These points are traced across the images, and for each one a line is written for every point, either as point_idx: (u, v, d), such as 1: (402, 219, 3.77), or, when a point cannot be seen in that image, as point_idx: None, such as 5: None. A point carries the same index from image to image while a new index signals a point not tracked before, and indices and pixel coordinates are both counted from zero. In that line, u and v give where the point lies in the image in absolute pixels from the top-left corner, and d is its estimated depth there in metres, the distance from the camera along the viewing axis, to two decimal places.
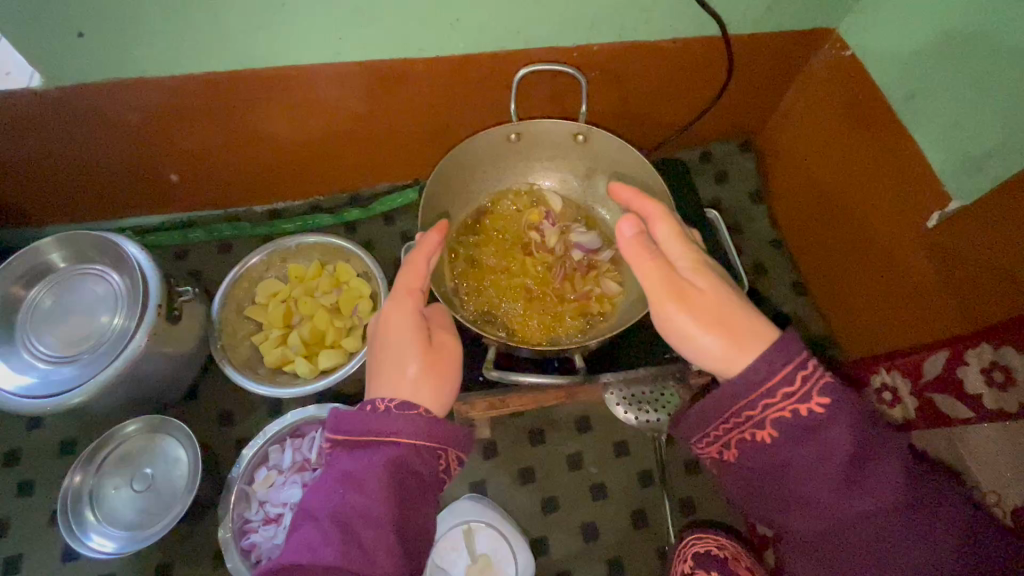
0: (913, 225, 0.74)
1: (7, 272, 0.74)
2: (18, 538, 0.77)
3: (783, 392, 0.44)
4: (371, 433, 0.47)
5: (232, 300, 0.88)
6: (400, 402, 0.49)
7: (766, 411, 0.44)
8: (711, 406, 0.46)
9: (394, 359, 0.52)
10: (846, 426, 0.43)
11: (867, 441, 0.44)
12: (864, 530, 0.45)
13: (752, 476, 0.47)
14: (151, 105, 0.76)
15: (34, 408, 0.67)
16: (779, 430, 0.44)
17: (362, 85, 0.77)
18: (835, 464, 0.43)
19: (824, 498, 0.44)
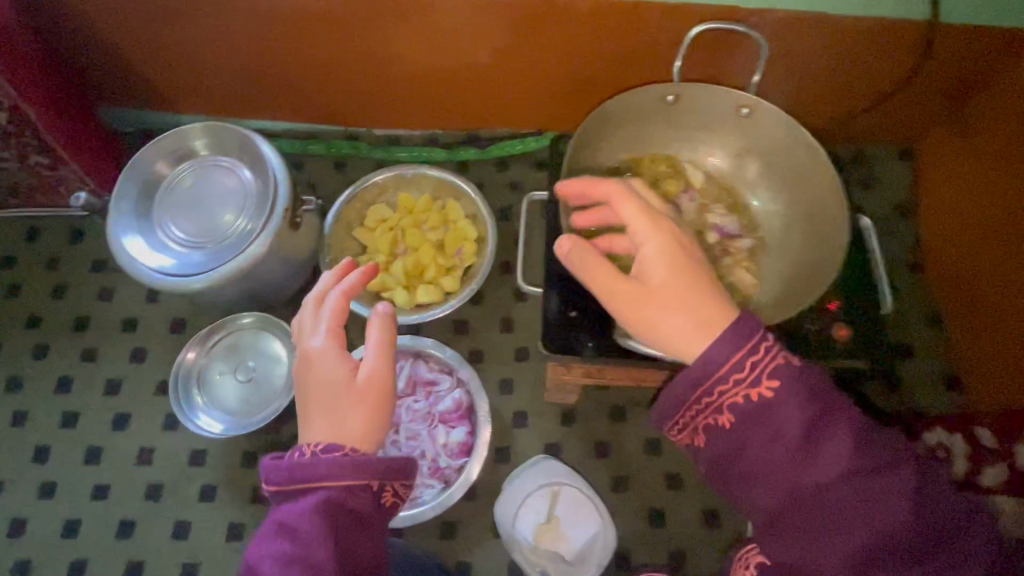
0: None
1: (157, 148, 0.77)
2: (128, 398, 0.84)
3: (734, 377, 0.40)
4: (307, 477, 0.44)
5: (343, 219, 0.89)
6: (326, 445, 0.46)
7: (722, 396, 0.41)
8: (666, 398, 0.43)
9: (321, 391, 0.50)
10: (800, 399, 0.39)
11: (824, 404, 0.40)
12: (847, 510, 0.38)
13: (720, 461, 0.42)
14: (307, 6, 0.75)
15: (165, 285, 0.71)
16: (736, 411, 0.41)
17: (517, 17, 0.74)
18: (784, 432, 0.39)
19: (790, 480, 0.39)
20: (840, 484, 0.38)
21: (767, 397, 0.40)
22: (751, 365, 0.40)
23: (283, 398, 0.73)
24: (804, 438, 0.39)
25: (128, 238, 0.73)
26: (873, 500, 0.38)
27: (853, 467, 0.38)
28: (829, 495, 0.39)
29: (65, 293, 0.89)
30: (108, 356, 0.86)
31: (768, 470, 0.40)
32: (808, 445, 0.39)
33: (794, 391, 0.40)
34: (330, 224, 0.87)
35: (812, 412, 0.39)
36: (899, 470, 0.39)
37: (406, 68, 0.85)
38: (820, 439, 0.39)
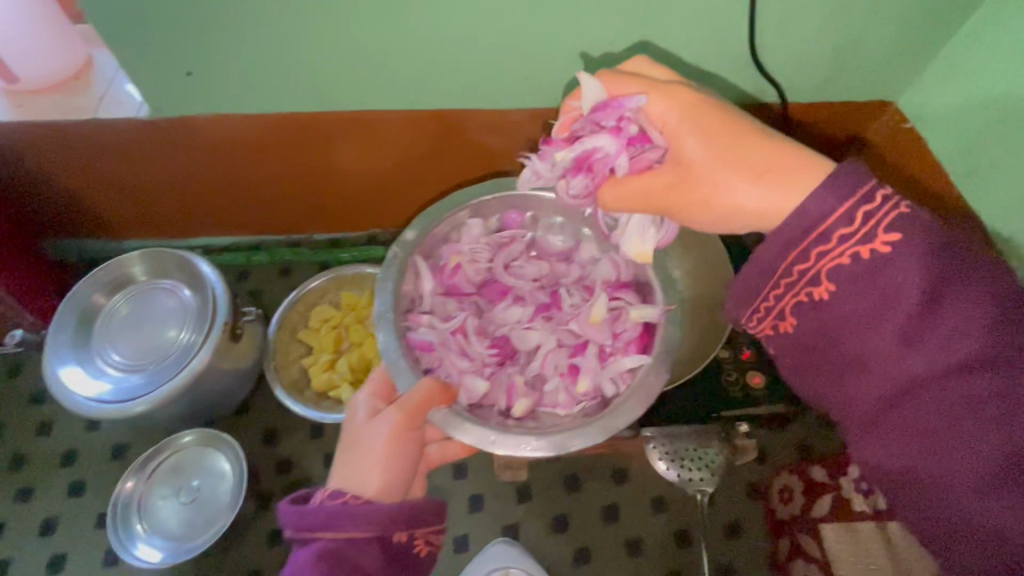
0: None
1: (95, 280, 0.79)
2: (65, 535, 0.80)
3: (839, 234, 0.42)
4: (316, 519, 0.52)
5: (286, 323, 0.91)
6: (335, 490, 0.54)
7: (820, 261, 0.43)
8: (750, 276, 0.47)
9: (356, 459, 0.56)
10: (918, 260, 0.40)
11: (945, 275, 0.40)
12: None
13: (820, 344, 0.45)
14: (241, 138, 0.83)
15: (96, 412, 0.71)
16: (842, 279, 0.42)
17: (431, 131, 0.84)
18: (921, 326, 0.40)
19: (920, 368, 0.40)
20: (982, 382, 0.38)
21: (884, 254, 0.41)
22: (865, 216, 0.41)
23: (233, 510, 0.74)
24: (983, 321, 0.38)
25: (63, 370, 0.74)
26: (1000, 358, 0.38)
27: (968, 357, 0.38)
28: (984, 416, 0.38)
29: None
30: (43, 493, 0.83)
31: (902, 370, 0.41)
32: (932, 337, 0.40)
33: (916, 265, 0.40)
34: (274, 329, 0.89)
35: (929, 283, 0.40)
36: (1015, 361, 0.38)
37: (348, 182, 0.93)
38: (926, 318, 0.40)
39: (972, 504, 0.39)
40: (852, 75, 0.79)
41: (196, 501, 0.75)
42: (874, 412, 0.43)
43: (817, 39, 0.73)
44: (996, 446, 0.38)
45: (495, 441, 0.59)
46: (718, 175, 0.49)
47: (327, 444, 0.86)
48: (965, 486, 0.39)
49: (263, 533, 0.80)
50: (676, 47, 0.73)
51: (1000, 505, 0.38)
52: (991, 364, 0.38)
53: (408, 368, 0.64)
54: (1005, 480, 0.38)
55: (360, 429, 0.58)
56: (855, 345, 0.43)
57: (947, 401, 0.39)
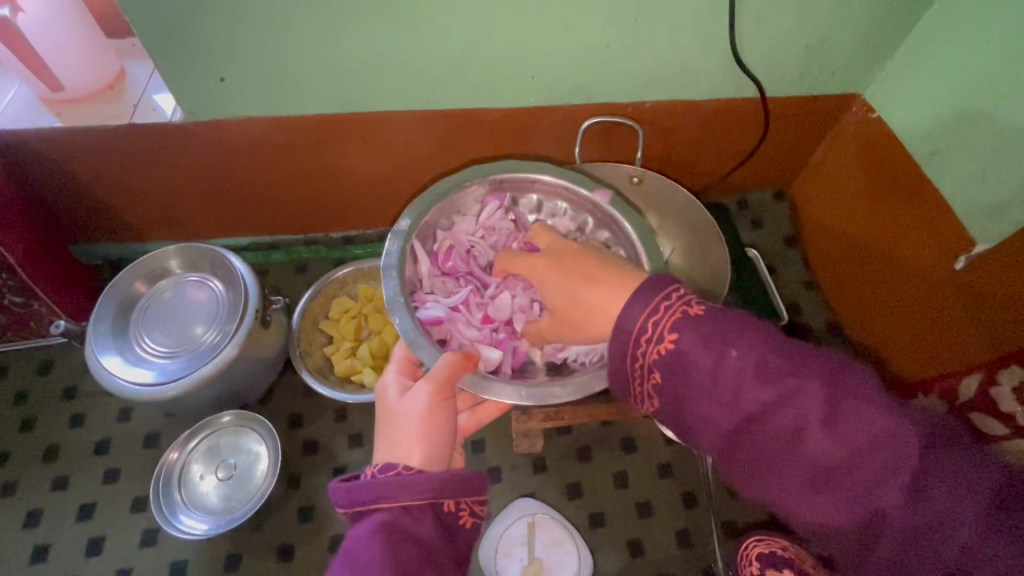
0: (920, 241, 0.87)
1: (132, 273, 0.84)
2: (102, 520, 0.84)
3: (645, 338, 0.45)
4: (373, 497, 0.53)
5: (309, 313, 0.95)
6: (384, 466, 0.56)
7: (647, 352, 0.45)
8: (612, 368, 0.48)
9: (399, 431, 0.57)
10: (695, 335, 0.43)
11: (717, 339, 0.43)
12: (846, 457, 0.40)
13: (664, 413, 0.47)
14: (265, 140, 0.89)
15: (141, 396, 0.76)
16: (661, 368, 0.44)
17: (445, 129, 0.91)
18: (722, 391, 0.42)
19: (723, 426, 0.43)
20: (790, 418, 0.41)
21: (673, 347, 0.44)
22: (665, 309, 0.45)
23: (266, 487, 0.79)
24: (760, 378, 0.41)
25: (105, 359, 0.78)
26: (785, 407, 0.41)
27: (764, 402, 0.41)
28: (805, 446, 0.41)
29: (32, 426, 0.90)
30: (79, 482, 0.86)
31: (716, 426, 0.44)
32: (730, 394, 0.42)
33: (691, 338, 0.43)
34: (297, 319, 0.93)
35: (705, 351, 0.43)
36: (807, 391, 0.40)
37: (362, 180, 1.00)
38: (726, 374, 0.42)
39: (849, 526, 0.41)
40: (823, 71, 0.88)
41: (231, 478, 0.81)
42: (721, 462, 0.46)
43: (790, 37, 0.81)
44: (824, 470, 0.40)
45: (504, 392, 0.60)
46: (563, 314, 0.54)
47: (351, 426, 0.91)
48: (825, 506, 0.41)
49: (293, 510, 0.85)
50: (665, 46, 0.80)
51: (866, 513, 0.40)
52: (795, 404, 0.41)
53: (429, 343, 0.62)
54: (858, 493, 0.40)
55: (394, 408, 0.60)
56: (687, 411, 0.45)
57: (758, 447, 0.43)
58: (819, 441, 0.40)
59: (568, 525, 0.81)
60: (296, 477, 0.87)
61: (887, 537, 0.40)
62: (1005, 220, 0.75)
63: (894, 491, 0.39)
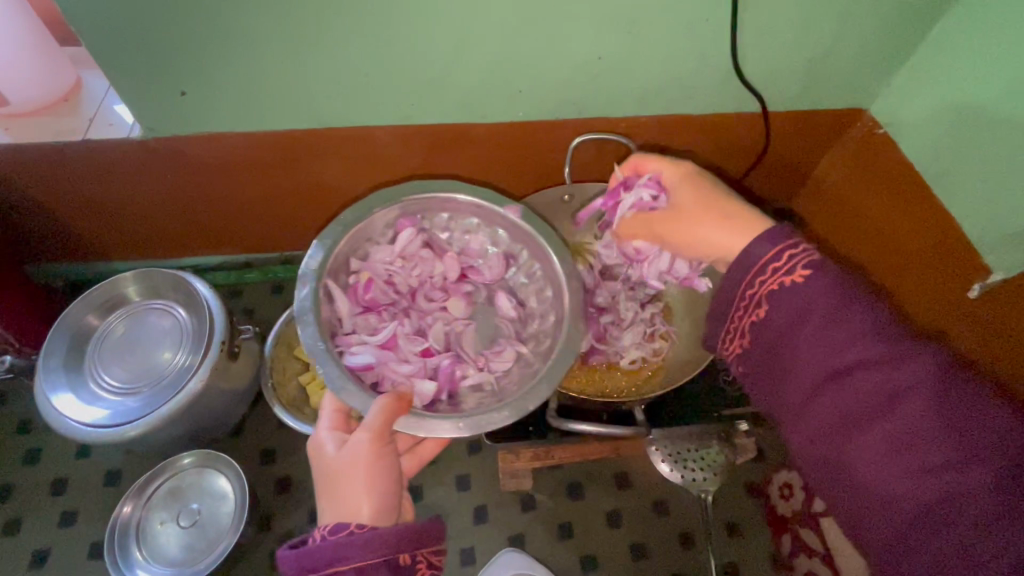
0: (936, 270, 0.82)
1: (86, 302, 0.78)
2: (56, 568, 0.78)
3: (772, 267, 0.49)
4: (326, 559, 0.49)
5: (284, 339, 0.89)
6: (332, 527, 0.51)
7: (762, 286, 0.49)
8: (724, 299, 0.53)
9: (342, 488, 0.54)
10: (827, 282, 0.46)
11: (842, 297, 0.46)
12: (929, 431, 0.41)
13: (760, 357, 0.51)
14: (234, 156, 0.83)
15: (94, 438, 0.70)
16: (772, 300, 0.49)
17: (427, 145, 0.85)
18: (825, 339, 0.45)
19: (814, 374, 0.46)
20: (890, 378, 0.43)
21: (799, 281, 0.47)
22: (789, 255, 0.48)
23: (231, 536, 0.73)
24: (875, 336, 0.44)
25: (55, 398, 0.72)
26: (884, 369, 0.43)
27: (866, 359, 0.44)
28: (896, 407, 0.42)
29: None
30: (32, 525, 0.80)
31: (809, 372, 0.47)
32: (835, 344, 0.45)
33: (821, 286, 0.46)
34: (270, 347, 0.87)
35: (831, 298, 0.46)
36: (917, 362, 0.42)
37: (340, 197, 0.94)
38: (837, 325, 0.45)
39: (906, 507, 0.41)
40: (828, 85, 0.83)
41: (194, 526, 0.75)
42: (797, 415, 0.48)
43: (793, 49, 0.76)
44: (905, 436, 0.42)
45: (441, 426, 0.55)
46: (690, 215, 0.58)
47: None
48: (895, 473, 0.42)
49: (264, 555, 0.79)
50: (662, 59, 0.75)
51: (931, 492, 0.40)
52: (895, 368, 0.42)
53: (359, 389, 0.56)
54: (931, 468, 0.40)
55: (334, 460, 0.55)
56: (783, 354, 0.49)
57: (841, 403, 0.45)
58: (902, 406, 0.42)
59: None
60: (268, 518, 0.81)
61: (948, 521, 0.39)
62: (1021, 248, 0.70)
63: (976, 483, 0.39)
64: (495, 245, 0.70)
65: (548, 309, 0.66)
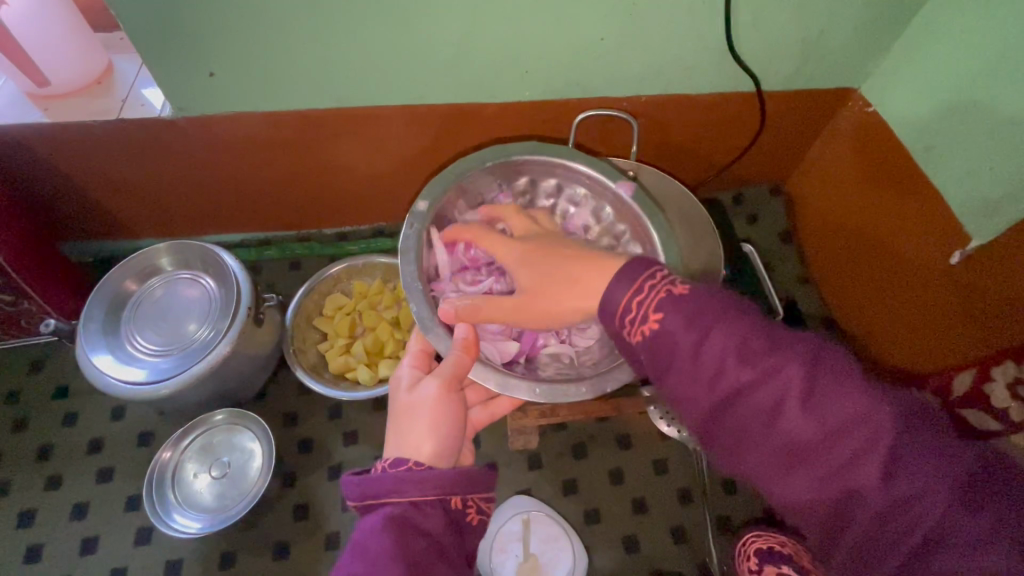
0: (919, 236, 0.86)
1: (122, 271, 0.84)
2: (96, 519, 0.83)
3: (637, 305, 0.46)
4: (385, 489, 0.52)
5: (303, 310, 0.95)
6: (395, 460, 0.55)
7: (637, 322, 0.45)
8: (617, 336, 0.49)
9: (409, 426, 0.58)
10: (677, 313, 0.43)
11: (702, 318, 0.43)
12: (824, 434, 0.38)
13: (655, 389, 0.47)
14: (257, 135, 0.88)
15: (133, 395, 0.76)
16: (644, 345, 0.45)
17: (438, 124, 0.90)
18: (702, 364, 0.42)
19: (707, 404, 0.42)
20: (774, 394, 0.40)
21: (657, 327, 0.44)
22: (648, 290, 0.46)
23: (261, 485, 0.79)
24: (731, 354, 0.41)
25: (96, 358, 0.77)
26: (762, 384, 0.40)
27: (741, 381, 0.40)
28: (781, 421, 0.40)
29: (25, 424, 0.89)
30: (72, 481, 0.86)
31: (696, 402, 0.43)
32: (710, 372, 0.42)
33: (677, 319, 0.43)
34: (291, 316, 0.93)
35: (688, 331, 0.42)
36: (783, 365, 0.40)
37: (355, 174, 0.98)
38: (708, 349, 0.42)
39: (826, 506, 0.39)
40: (820, 65, 0.87)
41: (225, 476, 0.81)
42: (710, 442, 0.44)
43: (786, 30, 0.80)
44: (801, 445, 0.39)
45: (515, 385, 0.61)
46: (539, 292, 0.55)
47: (346, 423, 0.91)
48: (806, 486, 0.40)
49: (288, 507, 0.84)
50: (661, 40, 0.80)
51: (842, 497, 0.38)
52: (770, 379, 0.40)
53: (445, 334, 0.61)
54: (834, 473, 0.38)
55: (404, 402, 0.60)
56: (670, 386, 0.44)
57: (738, 425, 0.41)
58: (790, 417, 0.39)
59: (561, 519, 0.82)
60: (292, 474, 0.87)
61: (859, 520, 0.38)
62: (999, 215, 0.75)
63: (873, 472, 0.37)
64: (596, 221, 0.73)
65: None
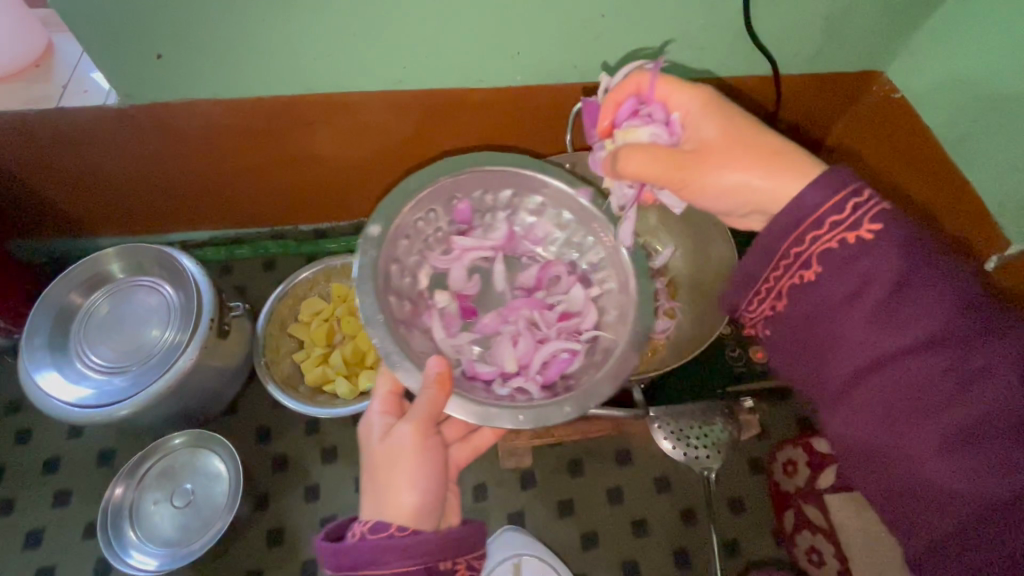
0: (957, 240, 0.78)
1: (69, 280, 0.76)
2: (52, 547, 0.77)
3: (832, 220, 0.42)
4: (361, 560, 0.46)
5: (276, 316, 0.87)
6: (372, 525, 0.49)
7: (812, 245, 0.42)
8: (769, 254, 0.45)
9: (386, 481, 0.51)
10: (894, 243, 0.40)
11: (912, 260, 0.40)
12: (1013, 421, 0.37)
13: (804, 321, 0.44)
14: (219, 125, 0.79)
15: (82, 419, 0.68)
16: (824, 264, 0.42)
17: (419, 113, 0.81)
18: (898, 309, 0.39)
19: (885, 350, 0.40)
20: (972, 360, 0.38)
21: (868, 241, 0.41)
22: (854, 207, 0.41)
23: (226, 515, 0.72)
24: (934, 304, 0.39)
25: (41, 378, 0.70)
26: (961, 346, 0.38)
27: (939, 336, 0.38)
28: (969, 388, 0.38)
29: None
30: (26, 505, 0.79)
31: (874, 347, 0.40)
32: (903, 319, 0.39)
33: (888, 248, 0.40)
34: (263, 324, 0.85)
35: (902, 265, 0.40)
36: (989, 339, 0.38)
37: (330, 168, 0.90)
38: (907, 294, 0.39)
39: (981, 492, 0.37)
40: (843, 46, 0.78)
41: (189, 505, 0.74)
42: (862, 397, 0.41)
43: (808, 7, 0.71)
44: (982, 421, 0.37)
45: (499, 415, 0.54)
46: (710, 155, 0.49)
47: (324, 439, 0.84)
48: (958, 466, 0.37)
49: (262, 532, 0.78)
50: (669, 17, 0.70)
51: (1010, 487, 0.36)
52: (973, 346, 0.38)
53: (406, 364, 0.55)
54: (1001, 463, 0.37)
55: (380, 451, 0.53)
56: (844, 325, 0.42)
57: (915, 381, 0.39)
58: (981, 390, 0.37)
59: (549, 554, 0.76)
60: (265, 497, 0.80)
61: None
62: None
63: None
64: (561, 229, 0.68)
65: (611, 301, 0.64)
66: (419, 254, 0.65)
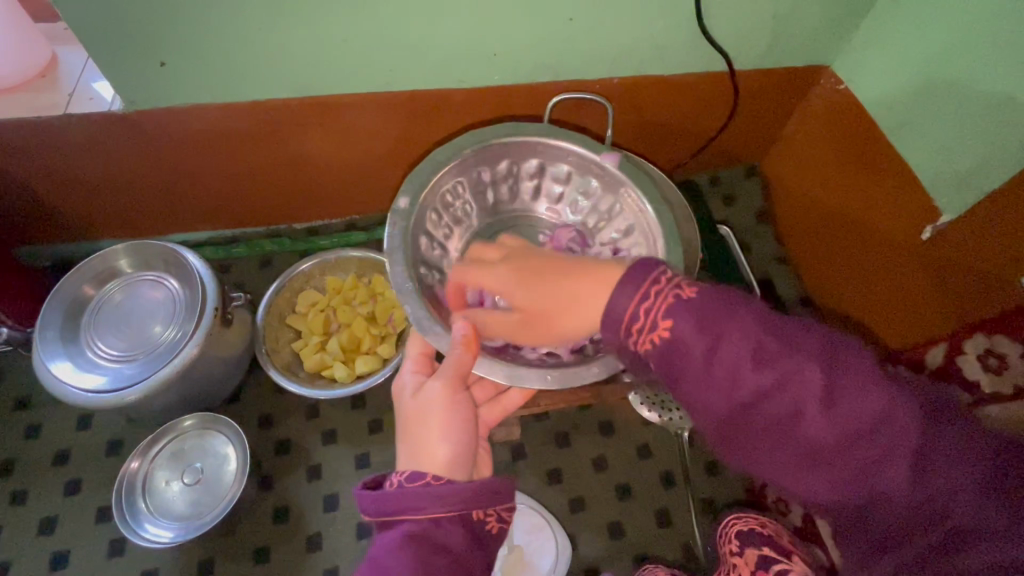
0: (900, 212, 0.85)
1: (80, 274, 0.81)
2: (66, 533, 0.80)
3: (636, 328, 0.42)
4: (400, 508, 0.50)
5: (274, 308, 0.92)
6: (410, 475, 0.53)
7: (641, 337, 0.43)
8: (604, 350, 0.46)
9: (422, 435, 0.56)
10: (690, 321, 0.41)
11: (713, 325, 0.41)
12: (853, 438, 0.40)
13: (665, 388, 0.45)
14: (216, 127, 0.84)
15: (95, 404, 0.72)
16: (652, 358, 0.43)
17: (406, 112, 0.88)
18: (722, 376, 0.41)
19: (728, 409, 0.42)
20: (795, 400, 0.40)
21: (667, 340, 0.42)
22: (645, 309, 0.42)
23: (234, 490, 0.78)
24: (750, 360, 0.41)
25: (55, 367, 0.74)
26: (786, 388, 0.40)
27: (763, 387, 0.41)
28: (802, 426, 0.41)
29: None
30: (38, 495, 0.82)
31: (718, 410, 0.43)
32: (728, 379, 0.41)
33: (685, 326, 0.41)
34: (262, 316, 0.90)
35: (703, 340, 0.41)
36: (805, 369, 0.40)
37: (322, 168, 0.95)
38: (719, 359, 0.41)
39: (845, 494, 0.42)
40: (791, 43, 0.86)
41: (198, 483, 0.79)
42: (736, 444, 0.44)
43: (756, 8, 0.79)
44: (824, 446, 0.41)
45: (526, 375, 0.61)
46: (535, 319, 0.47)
47: (325, 422, 0.89)
48: (825, 482, 0.42)
49: (268, 511, 0.83)
50: (633, 19, 0.78)
51: (867, 489, 0.41)
52: (792, 384, 0.40)
53: (444, 330, 0.61)
54: (851, 471, 0.41)
55: (412, 409, 0.58)
56: (689, 398, 0.44)
57: (765, 423, 0.42)
58: (815, 423, 0.40)
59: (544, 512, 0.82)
60: (269, 477, 0.85)
61: (881, 509, 0.41)
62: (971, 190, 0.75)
63: (890, 467, 0.40)
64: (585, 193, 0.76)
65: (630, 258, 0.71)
66: (447, 225, 0.74)
